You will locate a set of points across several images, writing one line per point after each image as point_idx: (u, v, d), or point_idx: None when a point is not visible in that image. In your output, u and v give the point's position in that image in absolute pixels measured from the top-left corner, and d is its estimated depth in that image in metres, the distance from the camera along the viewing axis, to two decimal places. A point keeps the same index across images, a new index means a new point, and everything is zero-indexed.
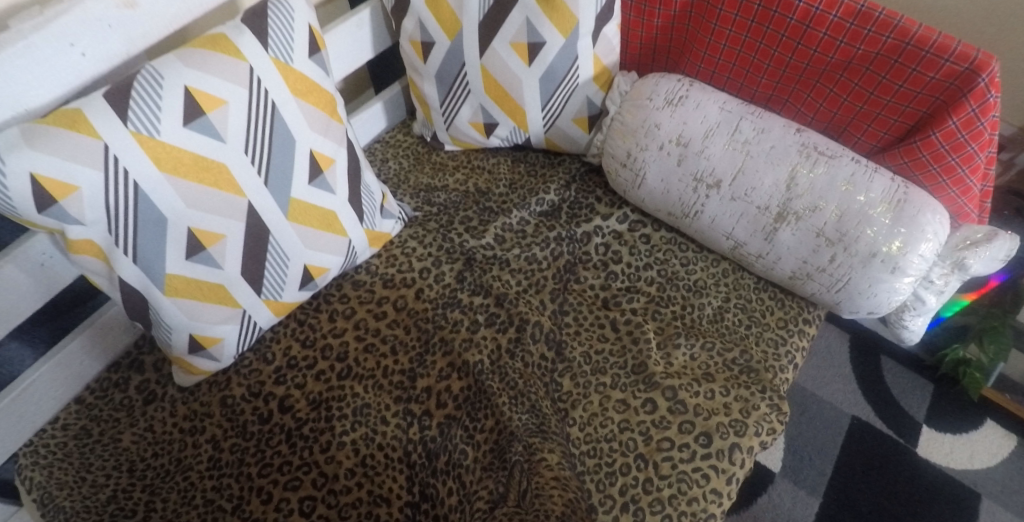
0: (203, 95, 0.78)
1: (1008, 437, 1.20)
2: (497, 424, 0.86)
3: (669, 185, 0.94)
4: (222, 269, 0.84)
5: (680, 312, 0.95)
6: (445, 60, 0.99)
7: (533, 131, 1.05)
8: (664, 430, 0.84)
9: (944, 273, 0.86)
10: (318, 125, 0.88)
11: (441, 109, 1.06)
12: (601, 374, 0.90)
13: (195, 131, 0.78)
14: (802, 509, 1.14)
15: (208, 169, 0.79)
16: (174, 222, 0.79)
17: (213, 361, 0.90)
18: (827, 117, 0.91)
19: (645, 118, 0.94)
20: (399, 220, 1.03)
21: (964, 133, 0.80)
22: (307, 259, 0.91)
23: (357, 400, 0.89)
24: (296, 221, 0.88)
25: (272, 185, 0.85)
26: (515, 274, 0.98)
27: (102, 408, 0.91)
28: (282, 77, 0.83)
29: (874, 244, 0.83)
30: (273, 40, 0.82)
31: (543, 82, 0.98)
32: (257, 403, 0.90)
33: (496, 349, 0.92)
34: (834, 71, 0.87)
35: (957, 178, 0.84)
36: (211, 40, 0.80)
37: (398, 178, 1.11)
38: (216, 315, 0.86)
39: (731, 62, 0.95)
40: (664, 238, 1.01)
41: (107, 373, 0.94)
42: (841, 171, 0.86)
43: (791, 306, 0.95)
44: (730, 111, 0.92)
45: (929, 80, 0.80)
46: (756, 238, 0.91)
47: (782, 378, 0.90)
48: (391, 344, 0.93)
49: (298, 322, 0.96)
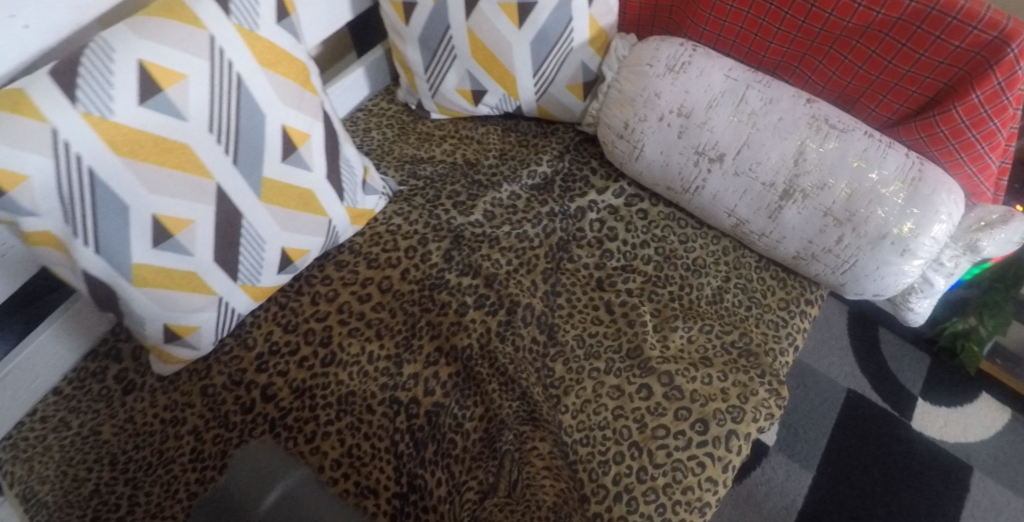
0: (160, 69, 0.71)
1: (1002, 410, 1.20)
2: (486, 412, 0.83)
3: (670, 158, 0.88)
4: (193, 256, 0.79)
5: (678, 292, 0.90)
6: (429, 22, 0.92)
7: (524, 99, 0.98)
8: (659, 417, 0.81)
9: (955, 255, 0.82)
10: (291, 98, 0.81)
11: (426, 75, 0.99)
12: (595, 359, 0.86)
13: (153, 109, 0.71)
14: (795, 482, 1.13)
15: (170, 151, 0.73)
16: (137, 210, 0.73)
17: (192, 350, 0.86)
18: (839, 87, 0.85)
19: (645, 86, 0.88)
20: (383, 196, 0.97)
21: (987, 107, 0.75)
22: (285, 242, 0.86)
23: (341, 387, 0.86)
24: (270, 203, 0.82)
25: (242, 165, 0.79)
26: (506, 253, 0.93)
27: (80, 400, 0.88)
28: (247, 46, 0.76)
29: (885, 226, 0.79)
30: (236, 6, 0.76)
31: (534, 46, 0.91)
32: (239, 392, 0.87)
33: (486, 332, 0.87)
34: (850, 37, 0.80)
35: (976, 155, 0.80)
36: (166, 7, 0.73)
37: (381, 149, 1.04)
38: (190, 304, 0.82)
39: (738, 25, 0.87)
40: (662, 214, 0.96)
41: (84, 362, 0.91)
42: (853, 146, 0.81)
43: (793, 285, 0.91)
44: (735, 79, 0.86)
45: (954, 49, 0.75)
46: (760, 216, 0.86)
47: (782, 362, 0.87)
48: (377, 328, 0.89)
49: (279, 306, 0.92)
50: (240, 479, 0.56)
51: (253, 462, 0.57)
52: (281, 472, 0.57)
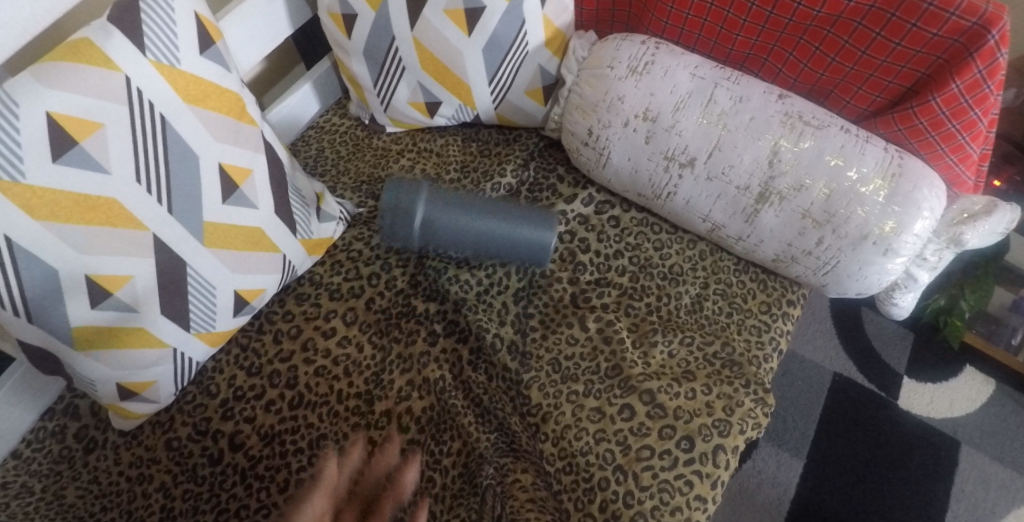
0: (72, 120, 0.65)
1: (986, 381, 1.19)
2: (464, 446, 0.80)
3: (638, 164, 0.84)
4: (138, 312, 0.74)
5: (655, 303, 0.87)
6: (372, 34, 0.88)
7: (482, 108, 0.92)
8: (643, 438, 0.76)
9: (938, 249, 0.79)
10: (226, 134, 0.76)
11: (376, 90, 0.94)
12: (573, 382, 0.81)
13: (71, 166, 0.66)
14: (786, 472, 1.12)
15: (95, 208, 0.68)
16: (67, 272, 0.68)
17: (151, 403, 0.81)
18: (811, 80, 0.81)
19: (608, 90, 0.82)
20: (341, 220, 0.92)
21: (967, 97, 0.72)
22: (237, 284, 0.80)
23: (312, 431, 0.81)
24: (216, 247, 0.77)
25: (179, 212, 0.73)
26: (475, 273, 0.89)
27: (40, 463, 0.83)
28: (168, 83, 0.71)
29: (866, 225, 0.75)
30: (150, 41, 0.69)
31: (486, 53, 0.85)
32: (206, 443, 0.82)
33: (457, 362, 0.84)
34: (820, 27, 0.76)
35: (956, 146, 0.76)
36: (72, 48, 0.66)
37: (336, 169, 0.99)
38: (141, 359, 0.76)
39: (702, 17, 0.83)
40: (634, 219, 0.91)
41: (41, 421, 0.86)
42: (830, 143, 0.76)
43: (774, 287, 0.88)
44: (702, 78, 0.80)
45: (931, 37, 0.71)
46: (736, 220, 0.82)
47: (766, 369, 0.83)
48: (344, 365, 0.84)
49: (240, 348, 0.87)
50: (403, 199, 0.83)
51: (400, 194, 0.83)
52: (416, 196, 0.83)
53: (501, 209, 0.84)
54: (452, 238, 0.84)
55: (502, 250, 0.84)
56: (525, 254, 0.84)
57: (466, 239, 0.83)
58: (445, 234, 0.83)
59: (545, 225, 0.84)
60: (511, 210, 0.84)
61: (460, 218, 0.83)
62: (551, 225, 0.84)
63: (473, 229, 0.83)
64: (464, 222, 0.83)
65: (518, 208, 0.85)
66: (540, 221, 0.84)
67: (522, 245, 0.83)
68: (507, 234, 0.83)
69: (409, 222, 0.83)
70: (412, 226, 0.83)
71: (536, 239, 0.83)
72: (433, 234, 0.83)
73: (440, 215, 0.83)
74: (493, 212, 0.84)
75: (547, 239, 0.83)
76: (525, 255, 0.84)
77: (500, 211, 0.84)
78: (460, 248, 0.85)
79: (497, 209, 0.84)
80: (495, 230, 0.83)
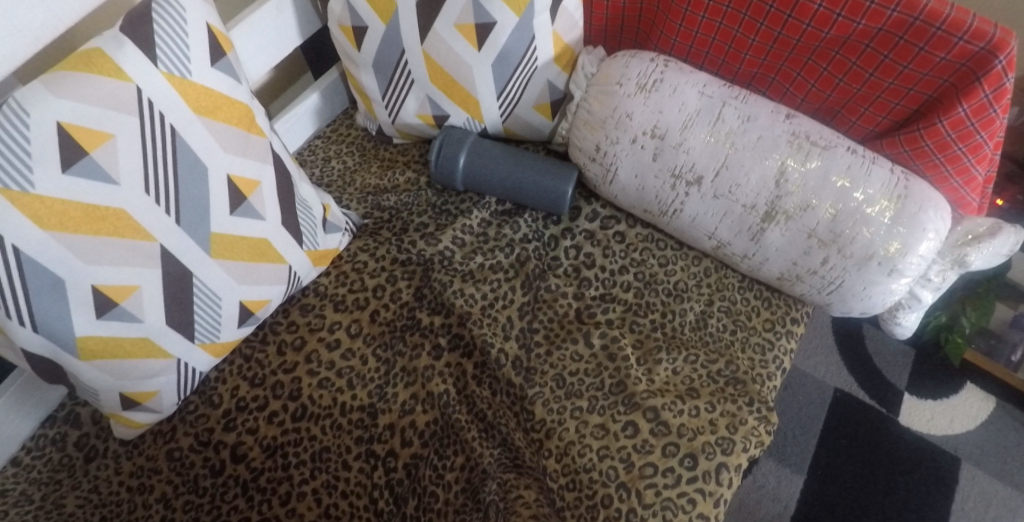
0: (82, 130, 0.65)
1: (987, 399, 1.19)
2: (468, 461, 0.79)
3: (645, 181, 0.84)
4: (143, 322, 0.74)
5: (660, 320, 0.87)
6: (382, 47, 0.88)
7: (489, 122, 0.93)
8: (647, 455, 0.76)
9: (942, 270, 0.80)
10: (234, 146, 0.76)
11: (384, 101, 0.94)
12: (577, 398, 0.81)
13: (80, 176, 0.66)
14: (786, 488, 1.12)
15: (103, 218, 0.68)
16: (74, 282, 0.68)
17: (154, 413, 0.81)
18: (819, 100, 0.82)
19: (616, 106, 0.83)
20: (346, 231, 0.92)
21: (974, 120, 0.72)
22: (242, 295, 0.80)
23: (315, 443, 0.81)
24: (222, 258, 0.77)
25: (186, 223, 0.73)
26: (480, 286, 0.88)
27: (40, 471, 0.82)
28: (179, 94, 0.71)
29: (871, 246, 0.75)
30: (162, 52, 0.69)
31: (496, 67, 0.86)
32: (208, 454, 0.81)
33: (461, 376, 0.84)
34: (829, 48, 0.77)
35: (962, 168, 0.76)
36: (84, 58, 0.66)
37: (342, 180, 1.00)
38: (145, 369, 0.76)
39: (711, 36, 0.83)
40: (639, 235, 0.92)
41: (42, 429, 0.85)
42: (837, 164, 0.76)
43: (778, 305, 0.88)
44: (710, 96, 0.81)
45: (939, 60, 0.71)
46: (742, 238, 0.82)
47: (770, 387, 0.83)
48: (348, 378, 0.84)
49: (244, 358, 0.87)
50: (448, 148, 0.92)
51: (447, 144, 0.93)
52: (461, 144, 0.92)
53: (528, 161, 0.91)
54: (483, 180, 0.92)
55: (523, 196, 0.91)
56: (543, 204, 0.91)
57: (496, 185, 0.92)
58: (479, 175, 0.92)
59: (566, 175, 0.90)
60: (537, 162, 0.91)
61: (492, 164, 0.91)
62: (571, 177, 0.90)
63: (503, 174, 0.91)
64: (495, 167, 0.91)
65: (544, 160, 0.91)
66: (561, 172, 0.90)
67: (540, 192, 0.90)
68: (530, 186, 0.90)
69: (452, 162, 0.92)
70: (454, 166, 0.92)
71: (554, 190, 0.89)
72: (470, 178, 0.93)
73: (478, 158, 0.92)
74: (523, 162, 0.91)
75: (563, 188, 0.89)
76: (542, 202, 0.90)
77: (528, 161, 0.91)
78: (489, 190, 0.93)
79: (529, 160, 0.91)
80: (521, 177, 0.90)
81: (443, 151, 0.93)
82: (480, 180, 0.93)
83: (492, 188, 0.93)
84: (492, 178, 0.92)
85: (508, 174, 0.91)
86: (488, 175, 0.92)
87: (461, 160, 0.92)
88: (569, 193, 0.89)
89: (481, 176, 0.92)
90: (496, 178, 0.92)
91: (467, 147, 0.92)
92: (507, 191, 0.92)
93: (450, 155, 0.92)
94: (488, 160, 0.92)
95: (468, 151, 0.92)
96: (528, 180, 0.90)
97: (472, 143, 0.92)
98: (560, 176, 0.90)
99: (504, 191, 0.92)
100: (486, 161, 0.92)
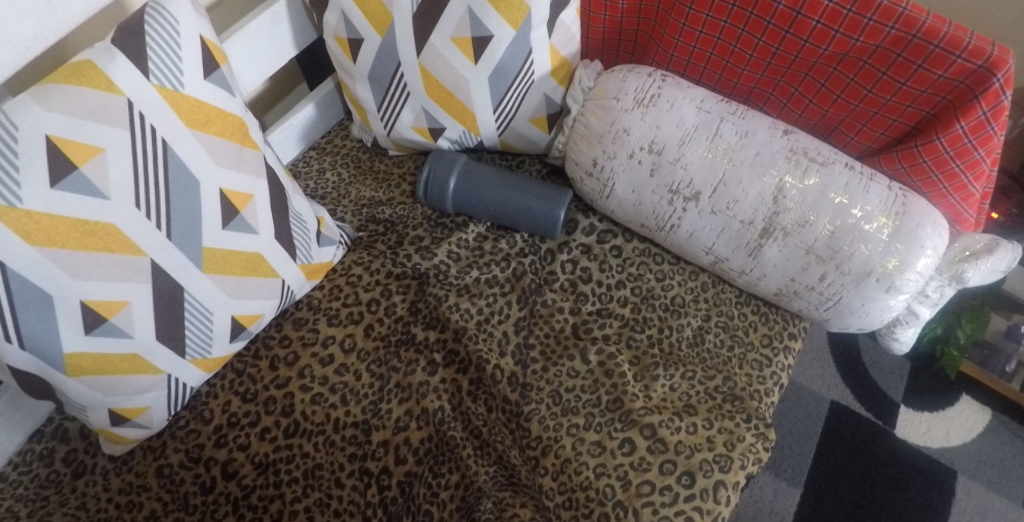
0: (72, 144, 0.64)
1: (983, 411, 1.19)
2: (463, 479, 0.78)
3: (642, 196, 0.83)
4: (133, 337, 0.72)
5: (657, 336, 0.86)
6: (378, 60, 0.88)
7: (486, 135, 0.92)
8: (644, 473, 0.75)
9: (940, 286, 0.79)
10: (228, 159, 0.75)
11: (380, 114, 0.93)
12: (574, 415, 0.80)
13: (69, 191, 0.65)
14: (783, 502, 1.11)
15: (93, 233, 0.67)
16: (62, 298, 0.67)
17: (143, 429, 0.79)
18: (816, 115, 0.82)
19: (613, 121, 0.83)
20: (340, 244, 0.91)
21: (972, 138, 0.72)
22: (234, 309, 0.79)
23: (307, 460, 0.80)
24: (214, 272, 0.76)
25: (178, 238, 0.72)
26: (476, 301, 0.88)
27: (27, 487, 0.81)
28: (171, 107, 0.70)
29: (869, 263, 0.75)
30: (155, 64, 0.68)
31: (492, 81, 0.86)
32: (198, 471, 0.80)
33: (456, 393, 0.83)
34: (826, 64, 0.76)
35: (959, 185, 0.76)
36: (74, 70, 0.65)
37: (337, 193, 0.99)
38: (135, 385, 0.75)
39: (708, 51, 0.83)
40: (636, 250, 0.91)
41: (29, 444, 0.84)
42: (835, 181, 0.76)
43: (775, 320, 0.87)
44: (708, 111, 0.81)
45: (937, 78, 0.71)
46: (739, 254, 0.81)
47: (767, 403, 0.83)
48: (341, 393, 0.83)
49: (236, 373, 0.85)
50: (437, 172, 0.92)
51: (437, 169, 0.92)
52: (450, 167, 0.92)
53: (519, 183, 0.90)
54: (474, 203, 0.92)
55: (514, 219, 0.91)
56: (535, 226, 0.90)
57: (487, 209, 0.91)
58: (469, 198, 0.92)
59: (559, 199, 0.89)
60: (529, 185, 0.90)
61: (483, 186, 0.91)
62: (563, 200, 0.89)
63: (494, 196, 0.91)
64: (486, 190, 0.91)
65: (535, 184, 0.91)
66: (553, 196, 0.89)
67: (532, 215, 0.89)
68: (521, 208, 0.90)
69: (442, 185, 0.92)
70: (444, 189, 0.92)
71: (546, 212, 0.89)
72: (461, 202, 0.92)
73: (469, 180, 0.91)
74: (514, 184, 0.90)
75: (556, 212, 0.88)
76: (535, 226, 0.90)
77: (518, 184, 0.90)
78: (480, 214, 0.92)
79: (519, 182, 0.91)
80: (512, 200, 0.90)
81: (433, 175, 0.92)
82: (470, 204, 0.92)
83: (483, 212, 0.92)
84: (483, 202, 0.91)
85: (498, 197, 0.90)
86: (478, 199, 0.91)
87: (451, 183, 0.91)
88: (562, 217, 0.88)
89: (471, 200, 0.92)
90: (486, 202, 0.91)
91: (458, 170, 0.92)
92: (498, 215, 0.91)
93: (440, 178, 0.92)
94: (479, 183, 0.91)
95: (459, 173, 0.92)
96: (519, 203, 0.90)
97: (463, 167, 0.92)
98: (551, 200, 0.89)
99: (495, 215, 0.92)
100: (477, 184, 0.91)
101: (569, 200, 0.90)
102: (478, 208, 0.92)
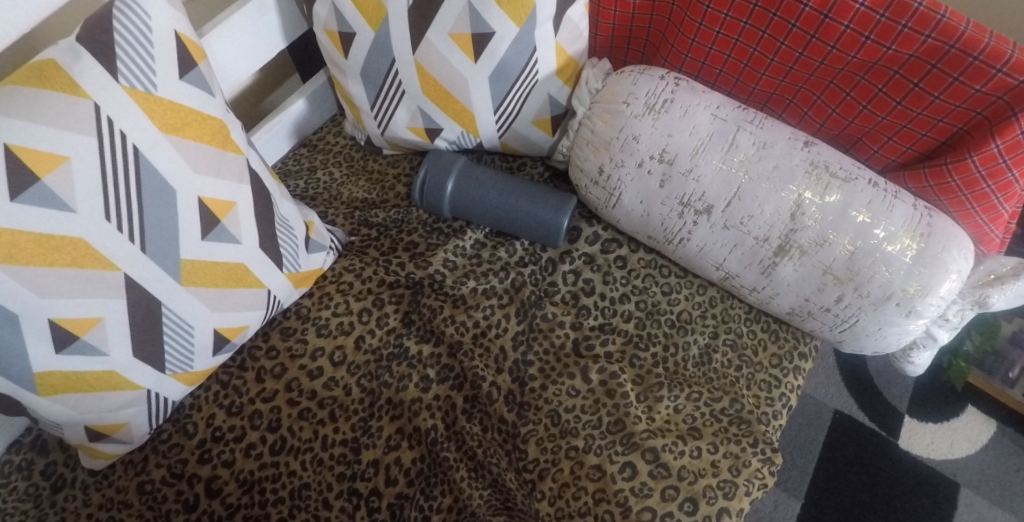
0: (33, 153, 0.60)
1: (988, 422, 1.15)
2: (456, 502, 0.75)
3: (651, 208, 0.79)
4: (108, 354, 0.68)
5: (663, 354, 0.82)
6: (370, 55, 0.82)
7: (485, 135, 0.87)
8: (645, 499, 0.71)
9: (962, 310, 0.74)
10: (208, 166, 0.70)
11: (373, 111, 0.88)
12: (573, 437, 0.76)
13: (31, 203, 0.60)
14: (783, 512, 1.09)
15: (60, 247, 0.62)
16: (29, 316, 0.62)
17: (123, 444, 0.75)
18: (839, 126, 0.76)
19: (622, 127, 0.77)
20: (331, 250, 0.86)
21: (1007, 158, 0.66)
22: (217, 323, 0.75)
23: (294, 479, 0.76)
24: (194, 285, 0.71)
25: (153, 250, 0.68)
26: (472, 313, 0.84)
27: (5, 500, 0.76)
28: (144, 111, 0.65)
29: (890, 286, 0.70)
30: (124, 65, 0.64)
31: (493, 79, 0.80)
32: (181, 488, 0.76)
33: (451, 410, 0.79)
34: (853, 72, 0.71)
35: (989, 205, 0.70)
36: (36, 71, 0.61)
37: (328, 194, 0.94)
38: (111, 403, 0.71)
39: (725, 53, 0.77)
40: (642, 260, 0.87)
41: (7, 455, 0.79)
42: (858, 198, 0.71)
43: (785, 338, 0.83)
44: (724, 119, 0.75)
45: (973, 92, 0.66)
46: (752, 271, 0.77)
47: (776, 427, 0.78)
48: (330, 409, 0.79)
49: (220, 385, 0.81)
50: (436, 175, 0.87)
51: (434, 172, 0.87)
52: (449, 169, 0.87)
53: (521, 188, 0.85)
54: (472, 208, 0.87)
55: (515, 226, 0.86)
56: (535, 234, 0.85)
57: (485, 214, 0.87)
58: (467, 203, 0.87)
59: (561, 207, 0.84)
60: (530, 190, 0.85)
61: (482, 191, 0.86)
62: (567, 207, 0.84)
63: (493, 202, 0.86)
64: (484, 194, 0.86)
65: (537, 188, 0.86)
66: (555, 202, 0.85)
67: (533, 223, 0.85)
68: (521, 214, 0.85)
69: (439, 188, 0.87)
70: (441, 193, 0.87)
71: (546, 219, 0.84)
72: (457, 207, 0.87)
73: (468, 184, 0.86)
74: (515, 189, 0.85)
75: (557, 221, 0.83)
76: (536, 234, 0.85)
77: (519, 189, 0.85)
78: (479, 219, 0.88)
79: (520, 188, 0.86)
80: (512, 206, 0.85)
81: (431, 177, 0.87)
82: (469, 208, 0.87)
83: (481, 217, 0.87)
84: (480, 207, 0.86)
85: (497, 201, 0.85)
86: (477, 204, 0.86)
87: (449, 186, 0.86)
88: (565, 226, 0.83)
89: (469, 204, 0.87)
90: (485, 206, 0.86)
91: (456, 172, 0.87)
92: (497, 222, 0.86)
93: (438, 180, 0.87)
94: (478, 187, 0.86)
95: (457, 175, 0.87)
96: (519, 207, 0.85)
97: (461, 170, 0.87)
98: (551, 206, 0.84)
99: (494, 221, 0.87)
100: (476, 187, 0.86)
101: (572, 207, 0.85)
102: (477, 213, 0.87)
